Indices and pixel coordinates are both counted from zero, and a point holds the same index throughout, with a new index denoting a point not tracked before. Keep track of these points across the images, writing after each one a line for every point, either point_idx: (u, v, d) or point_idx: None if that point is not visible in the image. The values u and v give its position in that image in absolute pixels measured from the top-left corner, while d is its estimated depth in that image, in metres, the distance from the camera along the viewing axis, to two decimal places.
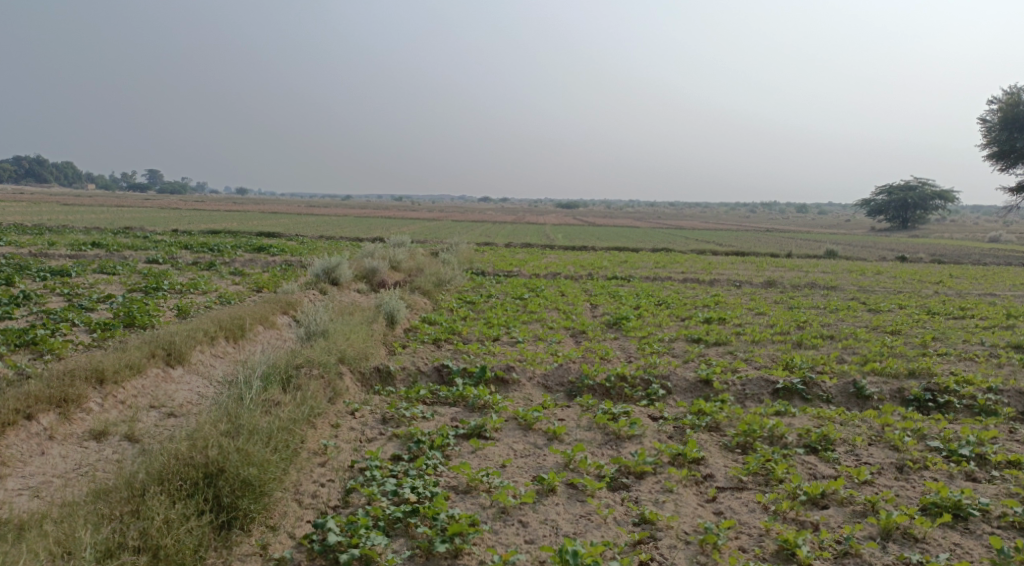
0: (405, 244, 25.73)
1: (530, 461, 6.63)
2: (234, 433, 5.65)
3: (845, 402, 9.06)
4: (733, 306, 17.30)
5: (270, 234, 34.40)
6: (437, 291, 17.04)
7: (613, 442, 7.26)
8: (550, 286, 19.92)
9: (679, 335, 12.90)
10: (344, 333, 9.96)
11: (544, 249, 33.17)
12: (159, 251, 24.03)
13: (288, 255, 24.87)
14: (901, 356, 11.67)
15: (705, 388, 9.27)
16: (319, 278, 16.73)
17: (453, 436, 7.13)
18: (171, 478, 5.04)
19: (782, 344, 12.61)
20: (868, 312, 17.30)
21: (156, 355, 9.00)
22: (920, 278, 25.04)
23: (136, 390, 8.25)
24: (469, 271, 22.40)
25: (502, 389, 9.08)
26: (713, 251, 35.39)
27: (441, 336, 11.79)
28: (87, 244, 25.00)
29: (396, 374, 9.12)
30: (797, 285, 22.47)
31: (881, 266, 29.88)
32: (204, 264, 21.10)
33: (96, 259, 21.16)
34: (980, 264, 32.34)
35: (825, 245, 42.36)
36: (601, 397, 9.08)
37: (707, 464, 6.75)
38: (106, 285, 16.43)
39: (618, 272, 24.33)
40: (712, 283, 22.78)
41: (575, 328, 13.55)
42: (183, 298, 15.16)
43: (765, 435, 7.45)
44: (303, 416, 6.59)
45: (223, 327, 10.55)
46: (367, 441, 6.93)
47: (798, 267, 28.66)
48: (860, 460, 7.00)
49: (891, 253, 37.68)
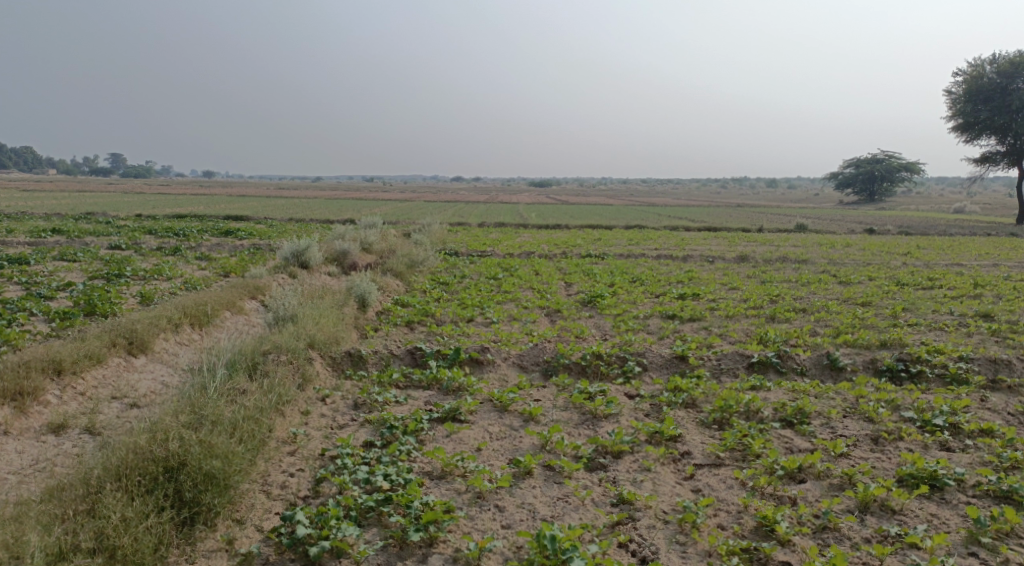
0: (377, 225, 25.34)
1: (506, 444, 6.51)
2: (197, 424, 5.44)
3: (819, 375, 9.08)
4: (707, 281, 17.33)
5: (238, 217, 33.70)
6: (410, 272, 16.80)
7: (590, 422, 7.17)
8: (524, 265, 19.79)
9: (654, 311, 12.86)
10: (313, 317, 9.71)
11: (517, 228, 33.01)
12: (122, 236, 23.38)
13: (257, 239, 24.36)
14: (872, 327, 11.76)
15: (680, 365, 9.22)
16: (288, 262, 16.37)
17: (427, 419, 6.97)
18: (129, 473, 4.83)
19: (756, 318, 12.64)
20: (839, 284, 17.44)
21: (117, 344, 8.69)
22: (889, 250, 25.35)
23: (97, 381, 7.95)
24: (442, 251, 22.14)
25: (477, 371, 8.93)
26: (686, 227, 35.50)
27: (414, 318, 11.58)
28: (47, 231, 24.20)
29: (367, 358, 8.91)
30: (769, 259, 22.60)
31: (850, 239, 30.19)
32: (169, 249, 20.55)
33: (56, 246, 20.49)
34: (945, 235, 32.91)
35: (795, 219, 42.77)
36: (577, 376, 8.98)
37: (684, 442, 6.69)
38: (66, 272, 15.90)
39: (592, 250, 24.25)
40: (685, 259, 22.82)
41: (549, 307, 13.44)
42: (147, 284, 14.72)
43: (741, 410, 7.42)
44: (270, 403, 6.38)
45: (188, 314, 10.23)
46: (338, 428, 6.74)
47: (770, 241, 28.83)
48: (836, 433, 6.99)
49: (860, 226, 38.16)
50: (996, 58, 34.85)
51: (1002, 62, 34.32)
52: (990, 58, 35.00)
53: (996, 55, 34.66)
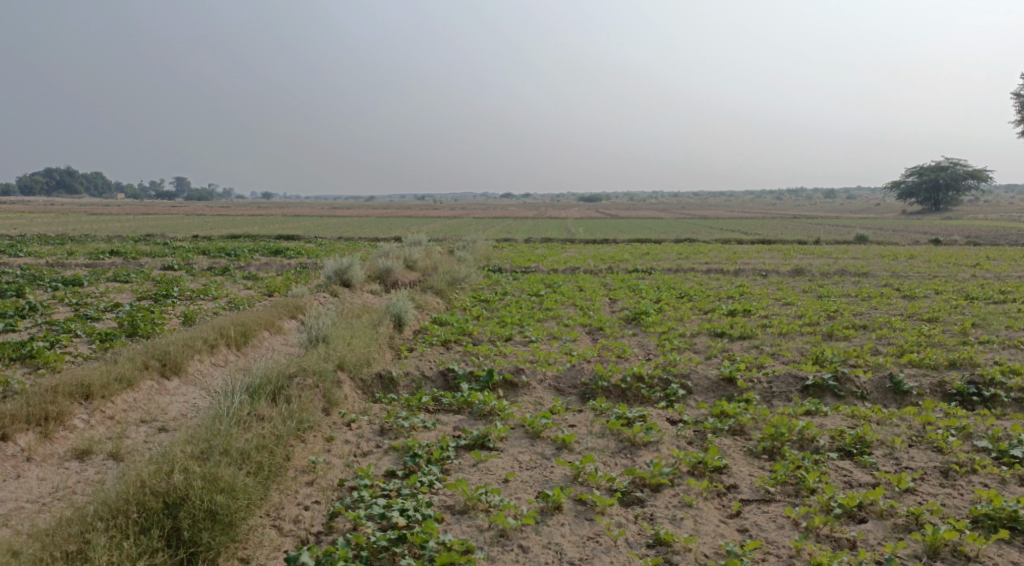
0: (421, 242, 25.32)
1: (535, 475, 6.10)
2: (206, 455, 5.30)
3: (881, 399, 8.36)
4: (759, 297, 16.56)
5: (289, 237, 34.28)
6: (451, 290, 16.56)
7: (627, 451, 6.69)
8: (568, 281, 19.35)
9: (701, 329, 12.26)
10: (345, 337, 9.50)
11: (564, 243, 32.56)
12: (176, 257, 23.94)
13: (305, 258, 24.58)
14: (940, 345, 10.90)
15: (728, 388, 8.63)
16: (331, 280, 16.34)
17: (453, 447, 6.62)
18: (128, 509, 4.71)
19: (811, 336, 11.90)
20: (902, 299, 16.42)
21: (150, 366, 8.65)
22: (956, 262, 23.97)
23: (126, 404, 7.90)
24: (486, 268, 21.89)
25: (511, 394, 8.55)
26: (738, 240, 34.49)
27: (450, 337, 11.28)
28: (106, 252, 24.97)
29: (398, 381, 8.64)
30: (826, 272, 21.58)
31: (914, 251, 28.79)
32: (218, 269, 20.87)
33: (111, 268, 21.07)
34: (1018, 245, 31.08)
35: (855, 231, 41.13)
36: (617, 399, 8.50)
37: (729, 474, 6.15)
38: (117, 293, 16.21)
39: (639, 265, 23.65)
40: (737, 273, 21.99)
41: (591, 325, 12.95)
42: (192, 304, 14.86)
43: (794, 439, 6.82)
44: (289, 431, 6.15)
45: (224, 334, 10.17)
46: (361, 455, 6.47)
47: (827, 254, 27.70)
48: (901, 465, 6.33)
49: (924, 236, 36.40)
50: None
51: None
52: None
53: None
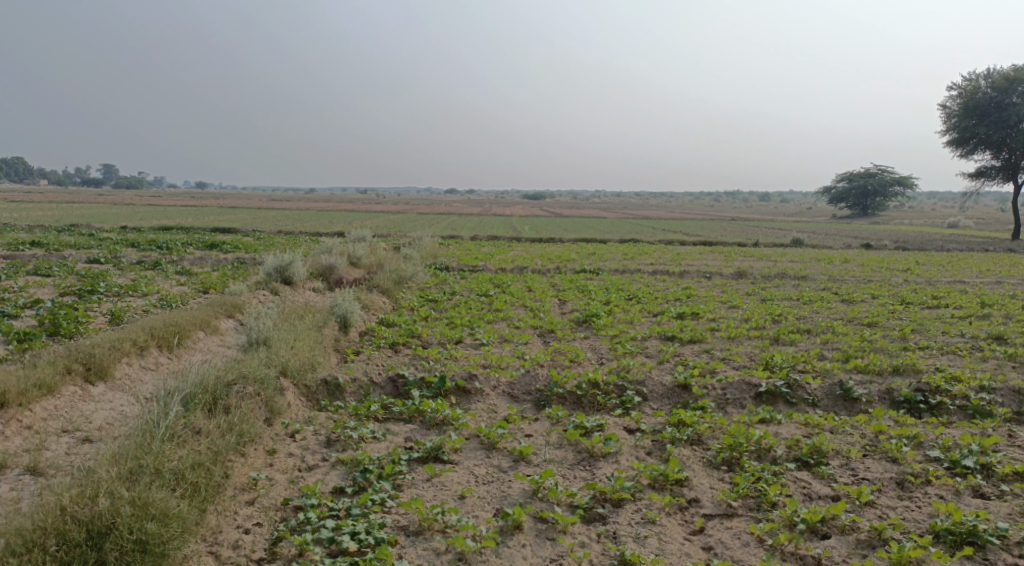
0: (365, 238, 24.65)
1: (493, 490, 5.84)
2: (134, 476, 4.84)
3: (832, 406, 8.43)
4: (705, 299, 16.68)
5: (226, 230, 32.93)
6: (398, 289, 16.10)
7: (586, 463, 6.49)
8: (516, 281, 19.12)
9: (652, 332, 12.19)
10: (288, 341, 9.00)
11: (510, 242, 32.36)
12: (102, 249, 22.61)
13: (242, 253, 23.60)
14: (883, 351, 11.14)
15: (683, 395, 8.54)
16: (271, 277, 15.66)
17: (405, 460, 6.28)
18: (43, 541, 4.24)
19: (759, 340, 12.00)
20: (841, 303, 16.84)
21: (73, 370, 7.98)
22: (888, 266, 24.84)
23: (46, 412, 7.24)
24: (432, 266, 21.43)
25: (463, 401, 8.25)
26: (681, 241, 34.97)
27: (398, 340, 10.88)
28: (25, 243, 23.41)
29: (345, 387, 8.22)
30: (767, 276, 22.01)
31: (848, 255, 29.70)
32: (149, 263, 19.78)
33: (30, 260, 19.69)
34: (943, 250, 32.50)
35: (792, 234, 42.32)
36: (572, 407, 8.30)
37: (690, 487, 6.04)
38: (36, 288, 15.11)
39: (586, 265, 23.63)
40: (682, 274, 22.18)
41: (542, 327, 12.74)
42: (120, 301, 13.95)
43: (752, 449, 6.75)
44: (227, 446, 5.70)
45: (156, 335, 9.51)
46: (306, 470, 6.07)
47: (767, 256, 28.34)
48: (858, 476, 6.37)
49: (856, 241, 37.69)
50: (991, 74, 34.53)
51: (996, 78, 33.98)
52: (984, 74, 34.68)
53: (990, 71, 34.37)
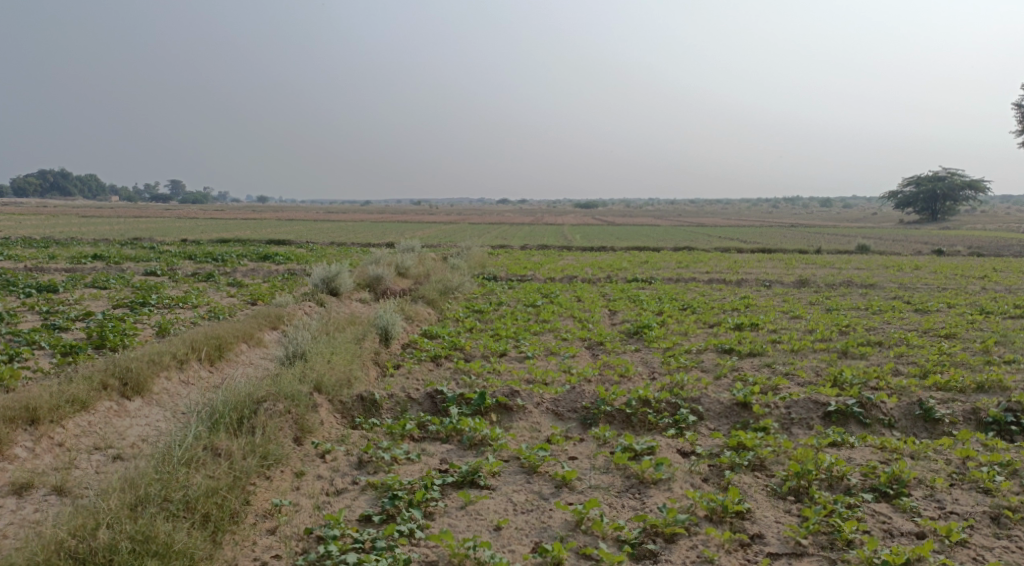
0: (414, 249, 24.50)
1: (532, 520, 5.34)
2: (141, 506, 4.61)
3: (911, 428, 7.62)
4: (765, 309, 15.81)
5: (280, 242, 33.45)
6: (444, 299, 15.77)
7: (635, 491, 5.92)
8: (566, 291, 18.57)
9: (707, 344, 11.50)
10: (325, 354, 8.69)
11: (560, 251, 31.89)
12: (160, 262, 23.11)
13: (294, 264, 23.75)
14: (964, 365, 10.16)
15: (742, 414, 7.87)
16: (318, 288, 15.54)
17: (439, 485, 5.83)
18: None
19: (826, 353, 11.16)
20: (914, 313, 15.69)
21: (109, 385, 7.84)
22: (963, 273, 23.28)
23: (79, 429, 7.10)
24: (480, 276, 21.08)
25: (505, 419, 7.77)
26: (737, 248, 33.81)
27: (440, 353, 10.50)
28: (89, 256, 24.10)
29: (382, 403, 7.84)
30: (831, 284, 20.86)
31: (919, 261, 28.07)
32: (203, 275, 19.99)
33: (91, 273, 20.17)
34: (1022, 256, 30.45)
35: (856, 240, 40.51)
36: (621, 426, 7.73)
37: (753, 520, 5.43)
38: (92, 300, 15.33)
39: (638, 274, 22.91)
40: (739, 283, 21.24)
41: (591, 340, 12.18)
42: (170, 313, 14.00)
43: (822, 477, 6.06)
44: (249, 469, 5.41)
45: (196, 348, 9.36)
46: (335, 493, 5.71)
47: (830, 263, 27.01)
48: (946, 509, 5.63)
49: (926, 246, 35.66)
50: None
51: None
52: None
53: None
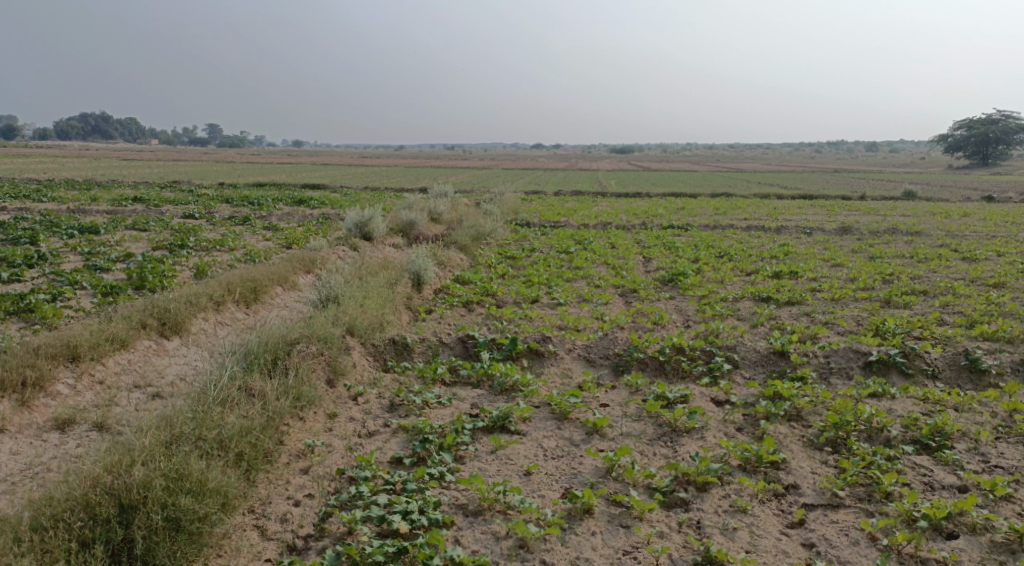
0: (447, 194, 24.35)
1: (562, 466, 5.32)
2: (176, 444, 4.69)
3: (956, 379, 7.36)
4: (804, 257, 15.39)
5: (314, 186, 33.56)
6: (477, 245, 15.68)
7: (667, 439, 5.85)
8: (599, 237, 18.32)
9: (745, 292, 11.24)
10: (358, 298, 8.70)
11: (595, 197, 31.42)
12: (198, 205, 23.34)
13: (328, 209, 23.82)
14: (1014, 316, 9.76)
15: (779, 363, 7.69)
16: (351, 233, 15.55)
17: (470, 429, 5.84)
18: (72, 513, 4.12)
19: (867, 303, 10.83)
20: (962, 261, 15.11)
21: (148, 325, 7.98)
22: (1016, 220, 22.29)
23: (119, 367, 7.26)
24: (513, 222, 20.88)
25: (536, 364, 7.73)
26: (777, 195, 32.88)
27: (472, 298, 10.45)
28: (129, 199, 24.47)
29: (414, 347, 7.85)
30: (875, 231, 20.17)
31: (969, 208, 26.97)
32: (239, 218, 20.18)
33: (131, 215, 20.50)
34: None
35: (902, 186, 39.02)
36: (653, 373, 7.63)
37: (788, 470, 5.33)
38: (132, 242, 15.57)
39: (674, 220, 22.46)
40: (778, 230, 20.68)
41: (625, 286, 12.01)
42: (207, 256, 14.17)
43: (861, 429, 5.90)
44: (282, 410, 5.48)
45: (232, 290, 9.46)
46: (366, 435, 5.76)
47: (873, 210, 26.14)
48: (990, 463, 5.44)
49: (976, 193, 34.21)
50: None
51: None
52: None
53: None
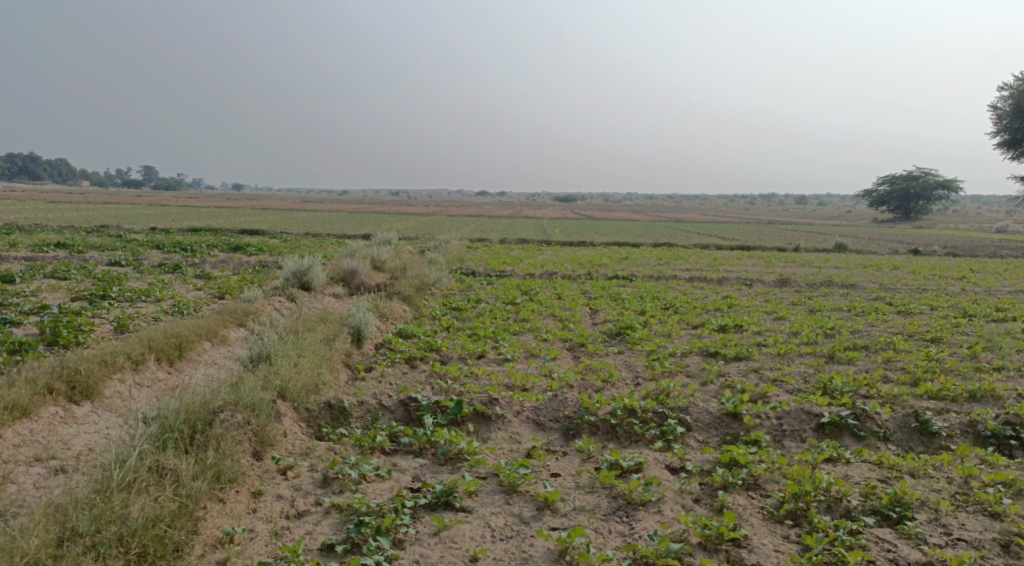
0: (391, 241, 23.91)
1: (511, 550, 4.92)
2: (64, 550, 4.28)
3: (907, 441, 7.29)
4: (748, 310, 15.51)
5: (253, 232, 32.55)
6: (420, 296, 15.24)
7: (622, 514, 5.49)
8: (545, 288, 18.13)
9: (693, 347, 11.13)
10: (292, 357, 8.12)
11: (540, 245, 31.47)
12: (126, 251, 22.19)
13: (266, 256, 23.01)
14: (955, 373, 9.88)
15: (733, 425, 7.47)
16: (289, 282, 14.90)
17: (411, 507, 5.35)
18: None
19: (813, 358, 10.83)
20: (897, 315, 15.48)
21: (55, 389, 7.21)
22: (941, 273, 23.25)
23: (19, 438, 6.48)
24: (457, 271, 20.54)
25: (482, 429, 7.29)
26: (717, 246, 33.63)
27: (415, 354, 9.98)
28: (51, 244, 23.08)
29: (351, 412, 7.30)
30: (813, 283, 20.63)
31: (896, 260, 28.07)
32: (170, 266, 19.22)
33: (51, 262, 19.25)
34: (996, 257, 30.63)
35: (832, 238, 40.55)
36: (605, 437, 7.29)
37: (750, 548, 5.04)
38: (48, 292, 14.51)
39: (619, 271, 22.53)
40: (720, 282, 20.94)
41: (572, 340, 11.76)
42: (131, 308, 13.29)
43: (821, 499, 5.66)
44: (198, 493, 4.95)
45: (154, 348, 8.73)
46: (295, 516, 5.23)
47: (809, 262, 26.93)
48: (952, 535, 5.29)
49: (902, 246, 35.75)
50: None
51: None
52: None
53: None
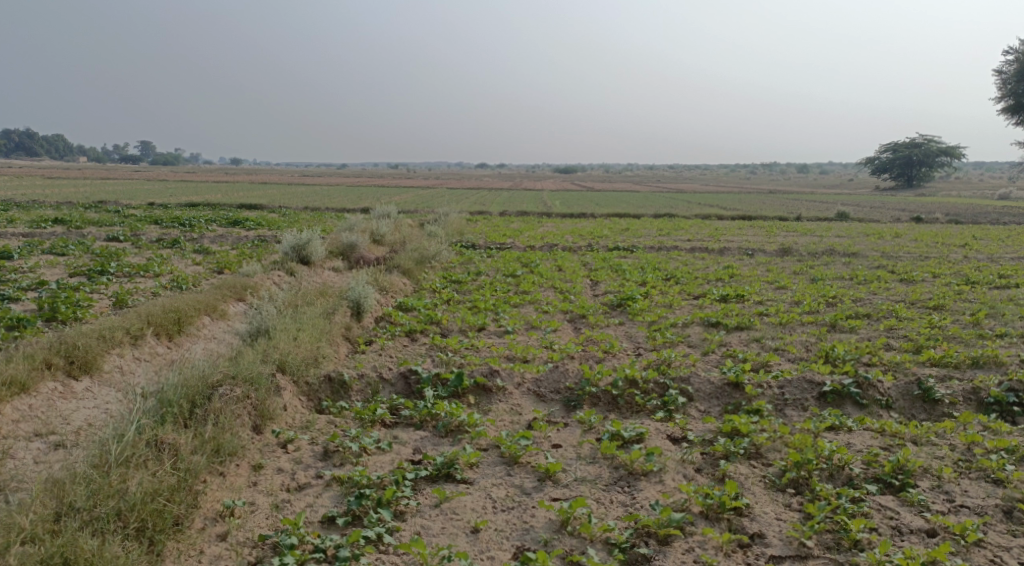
0: (391, 215, 23.77)
1: (513, 521, 4.91)
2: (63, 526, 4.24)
3: (909, 409, 7.26)
4: (749, 279, 15.43)
5: (251, 207, 32.33)
6: (420, 269, 15.16)
7: (623, 484, 5.48)
8: (546, 259, 18.03)
9: (694, 317, 11.07)
10: (291, 331, 8.07)
11: (540, 217, 31.33)
12: (123, 227, 22.07)
13: (265, 231, 22.88)
14: (958, 340, 9.82)
15: (734, 394, 7.43)
16: (288, 256, 14.81)
17: (412, 479, 5.33)
18: None
19: (815, 327, 10.77)
20: (900, 283, 15.39)
21: (54, 364, 7.17)
22: (944, 241, 23.11)
23: (18, 413, 6.46)
24: (457, 244, 20.43)
25: (483, 401, 7.26)
26: (718, 215, 33.44)
27: (415, 327, 9.93)
28: (48, 220, 22.94)
29: (351, 385, 7.27)
30: (814, 252, 20.51)
31: (899, 229, 27.93)
32: (168, 241, 19.10)
33: (49, 238, 19.14)
34: (998, 224, 30.44)
35: (834, 207, 40.32)
36: (606, 408, 7.27)
37: (752, 517, 5.03)
38: (46, 269, 14.42)
39: (620, 242, 22.41)
40: (721, 252, 20.83)
41: (573, 312, 11.71)
42: (130, 283, 13.23)
43: (823, 467, 5.64)
44: (197, 467, 4.93)
45: (152, 323, 8.68)
46: (296, 489, 5.22)
47: (811, 231, 26.79)
48: (954, 502, 5.27)
49: (904, 214, 35.53)
50: None
51: None
52: None
53: None
